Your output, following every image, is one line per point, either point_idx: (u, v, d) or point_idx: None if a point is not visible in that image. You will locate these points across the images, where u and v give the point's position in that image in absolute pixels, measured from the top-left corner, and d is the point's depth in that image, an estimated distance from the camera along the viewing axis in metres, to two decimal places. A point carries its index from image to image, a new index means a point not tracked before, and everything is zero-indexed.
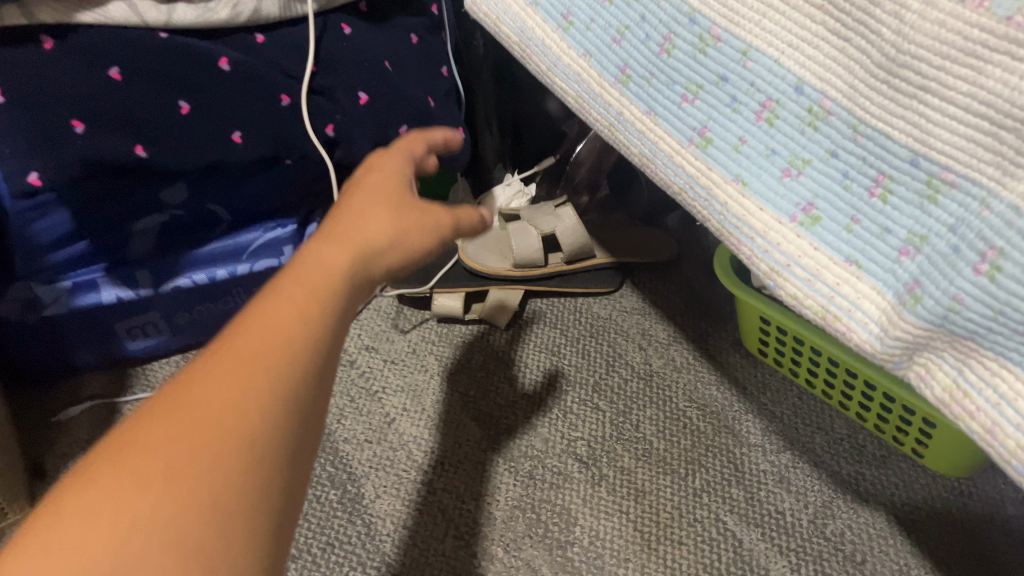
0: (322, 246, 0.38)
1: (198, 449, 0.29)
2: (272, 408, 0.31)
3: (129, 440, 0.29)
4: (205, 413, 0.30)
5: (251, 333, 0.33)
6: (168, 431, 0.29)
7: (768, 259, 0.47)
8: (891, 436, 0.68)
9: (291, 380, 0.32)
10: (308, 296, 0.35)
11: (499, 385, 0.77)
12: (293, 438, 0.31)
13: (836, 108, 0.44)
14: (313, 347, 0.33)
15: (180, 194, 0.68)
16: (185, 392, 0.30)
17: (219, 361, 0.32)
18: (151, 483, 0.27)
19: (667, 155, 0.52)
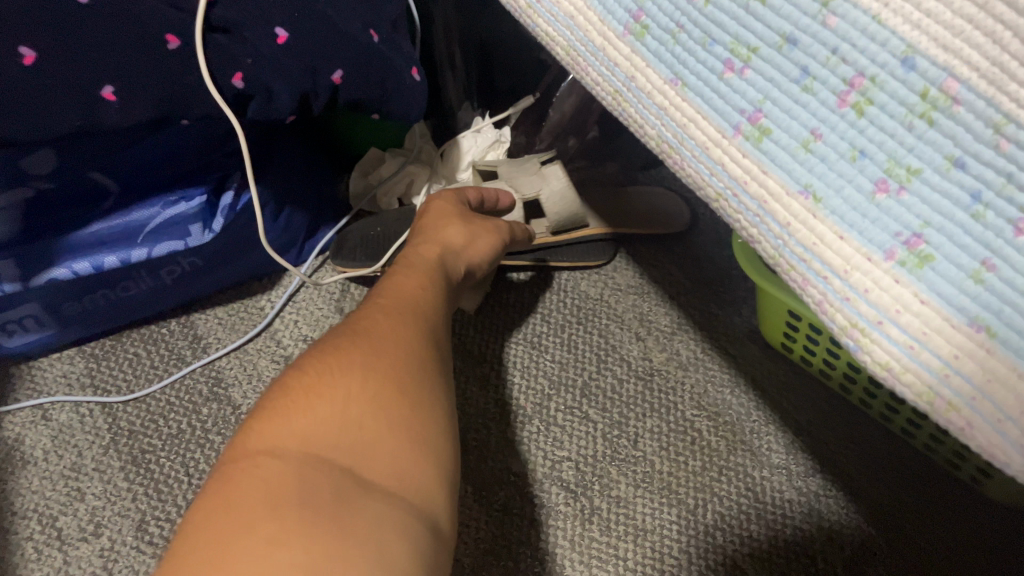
0: (379, 319, 0.42)
1: (350, 417, 0.33)
2: (406, 385, 0.36)
3: (270, 428, 0.33)
4: (348, 397, 0.34)
5: (365, 340, 0.38)
6: (310, 416, 0.33)
7: (845, 309, 0.33)
8: (944, 460, 0.56)
9: (415, 381, 0.37)
10: (401, 323, 0.42)
11: (467, 389, 0.63)
12: (433, 413, 0.36)
13: (965, 93, 0.29)
14: (417, 351, 0.40)
15: (44, 164, 0.51)
16: (315, 363, 0.36)
17: (317, 390, 0.34)
18: (313, 455, 0.31)
19: (701, 146, 0.37)
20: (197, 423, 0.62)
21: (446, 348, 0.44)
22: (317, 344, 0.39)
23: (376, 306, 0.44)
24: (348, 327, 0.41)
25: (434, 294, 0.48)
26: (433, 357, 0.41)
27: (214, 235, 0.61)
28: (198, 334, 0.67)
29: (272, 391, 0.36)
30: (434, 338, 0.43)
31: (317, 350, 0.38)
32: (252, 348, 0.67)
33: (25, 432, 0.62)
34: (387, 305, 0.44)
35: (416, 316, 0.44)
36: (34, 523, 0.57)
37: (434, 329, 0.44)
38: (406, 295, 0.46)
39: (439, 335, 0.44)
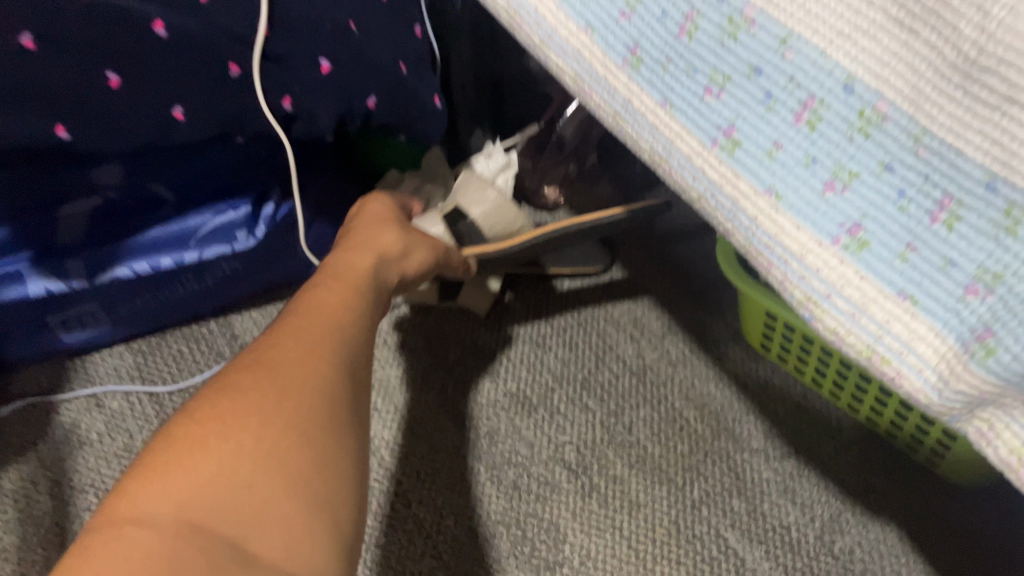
0: (288, 342, 0.45)
1: (244, 472, 0.36)
2: (303, 438, 0.39)
3: (149, 489, 0.34)
4: (241, 454, 0.37)
5: (269, 381, 0.41)
6: (198, 473, 0.35)
7: (804, 286, 0.40)
8: (903, 442, 0.63)
9: (312, 432, 0.40)
10: (312, 358, 0.44)
11: (479, 382, 0.70)
12: (330, 467, 0.39)
13: (894, 112, 0.37)
14: (322, 393, 0.42)
15: (113, 173, 0.59)
16: (212, 413, 0.38)
17: (206, 442, 0.37)
18: (188, 519, 0.33)
19: (685, 156, 0.45)
20: None
21: (360, 383, 0.46)
22: (213, 388, 0.41)
23: (290, 333, 0.46)
24: (254, 361, 0.43)
25: (355, 314, 0.50)
26: (339, 395, 0.43)
27: (258, 240, 0.69)
28: (235, 333, 0.75)
29: (160, 442, 0.37)
30: (346, 367, 0.45)
31: (217, 391, 0.40)
32: None
33: (81, 417, 0.69)
34: (308, 331, 0.46)
35: (329, 345, 0.46)
36: (92, 496, 0.64)
37: (345, 357, 0.46)
38: (322, 312, 0.49)
39: (351, 365, 0.46)
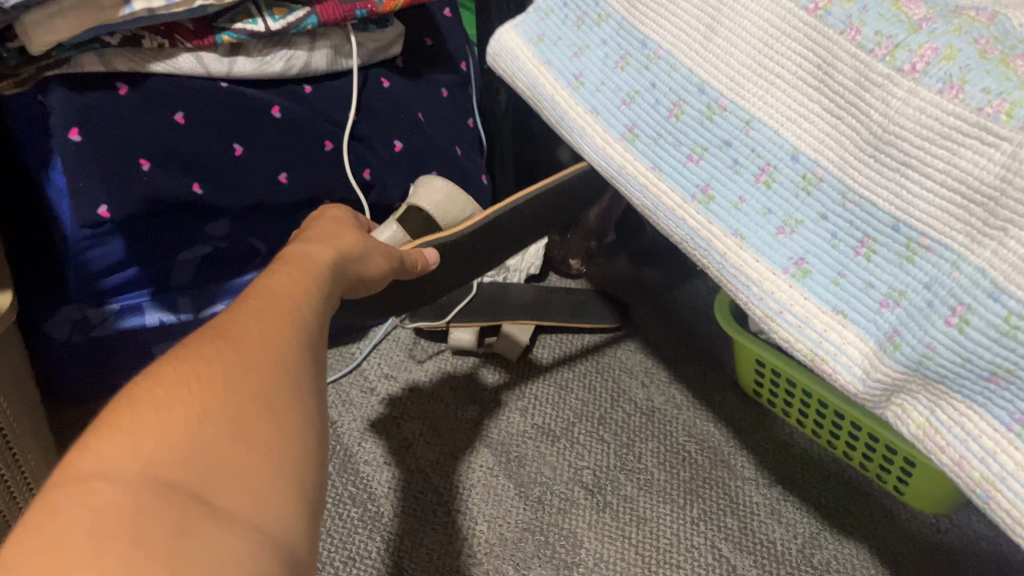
0: (239, 335, 0.36)
1: (204, 435, 0.29)
2: (264, 413, 0.32)
3: (105, 443, 0.28)
4: (205, 413, 0.30)
5: (257, 310, 0.39)
6: (156, 434, 0.29)
7: (763, 305, 0.52)
8: (875, 474, 0.72)
9: (266, 407, 0.33)
10: (269, 331, 0.37)
11: (511, 416, 0.82)
12: (293, 439, 0.33)
13: (827, 176, 0.50)
14: (283, 367, 0.36)
15: (223, 227, 0.74)
16: (167, 379, 0.31)
17: (161, 402, 0.30)
18: (156, 473, 0.27)
19: (670, 209, 0.58)
20: None
21: (315, 365, 0.39)
22: (167, 358, 0.34)
23: (262, 293, 0.41)
24: (240, 295, 0.41)
25: (313, 297, 0.44)
26: (301, 365, 0.37)
27: None
28: None
29: (109, 410, 0.30)
30: (308, 338, 0.40)
31: (168, 360, 0.33)
32: (346, 381, 0.86)
33: None
34: (257, 303, 0.40)
35: (285, 324, 0.39)
36: None
37: (310, 330, 0.41)
38: (278, 306, 0.40)
39: (308, 341, 0.40)
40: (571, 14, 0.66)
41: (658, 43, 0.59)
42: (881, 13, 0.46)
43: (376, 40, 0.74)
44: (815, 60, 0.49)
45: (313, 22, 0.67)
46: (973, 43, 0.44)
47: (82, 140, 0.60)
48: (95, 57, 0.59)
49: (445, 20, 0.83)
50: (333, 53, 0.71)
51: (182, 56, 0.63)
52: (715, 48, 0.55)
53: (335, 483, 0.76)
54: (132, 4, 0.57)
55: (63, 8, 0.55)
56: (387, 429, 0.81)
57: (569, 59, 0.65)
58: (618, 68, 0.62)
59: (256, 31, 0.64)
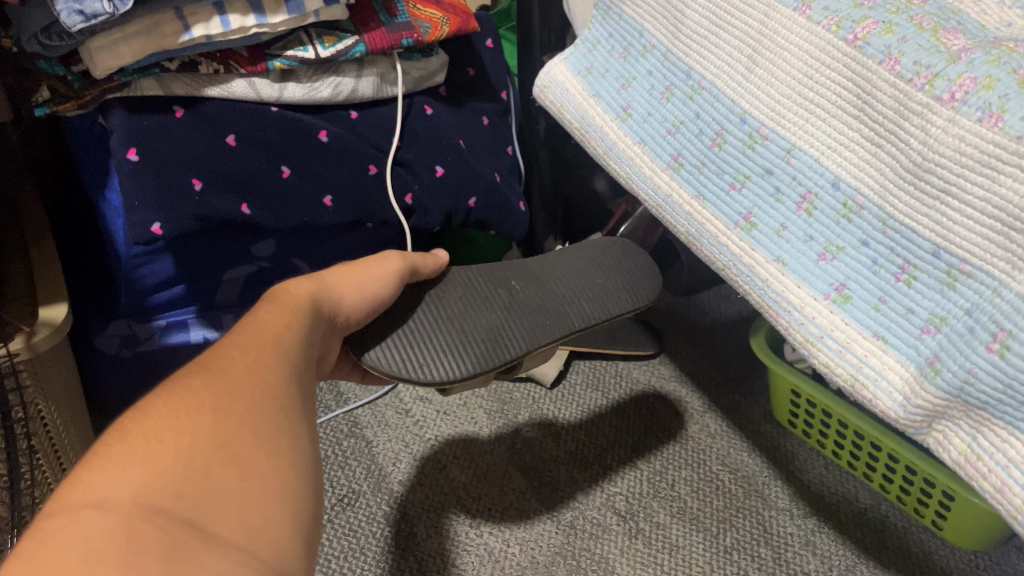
0: (229, 364, 0.38)
1: (195, 464, 0.31)
2: (254, 438, 0.34)
3: (100, 474, 0.30)
4: (194, 442, 0.32)
5: (242, 344, 0.40)
6: (147, 464, 0.30)
7: (804, 330, 0.53)
8: (911, 508, 0.71)
9: (256, 432, 0.34)
10: (255, 365, 0.39)
11: (544, 441, 0.83)
12: (286, 460, 0.34)
13: (867, 203, 0.51)
14: (271, 396, 0.37)
15: (269, 247, 0.75)
16: (158, 411, 0.33)
17: (152, 431, 0.32)
18: (145, 503, 0.29)
19: (713, 236, 0.59)
20: (339, 451, 0.82)
21: (306, 394, 0.41)
22: (158, 390, 0.35)
23: (250, 329, 0.43)
24: (230, 330, 0.43)
25: (299, 329, 0.45)
26: (289, 393, 0.39)
27: None
28: (341, 391, 0.89)
29: (101, 442, 0.32)
30: (297, 368, 0.42)
31: (161, 392, 0.35)
32: (382, 403, 0.87)
33: None
34: (244, 339, 0.41)
35: (277, 355, 0.41)
36: None
37: (296, 361, 0.42)
38: (267, 337, 0.42)
39: (296, 372, 0.41)
40: (618, 47, 0.69)
41: (701, 74, 0.60)
42: (920, 43, 0.47)
43: (421, 68, 0.79)
44: (854, 89, 0.50)
45: (361, 50, 0.70)
46: (1012, 73, 0.44)
47: (138, 161, 0.62)
48: (154, 81, 0.63)
49: (486, 51, 0.87)
50: (378, 80, 0.75)
51: (236, 81, 0.67)
52: (757, 79, 0.56)
53: (369, 502, 0.77)
54: (191, 31, 0.60)
55: (127, 34, 0.58)
56: (422, 450, 0.82)
57: (617, 91, 0.67)
58: (663, 98, 0.63)
59: (306, 58, 0.68)
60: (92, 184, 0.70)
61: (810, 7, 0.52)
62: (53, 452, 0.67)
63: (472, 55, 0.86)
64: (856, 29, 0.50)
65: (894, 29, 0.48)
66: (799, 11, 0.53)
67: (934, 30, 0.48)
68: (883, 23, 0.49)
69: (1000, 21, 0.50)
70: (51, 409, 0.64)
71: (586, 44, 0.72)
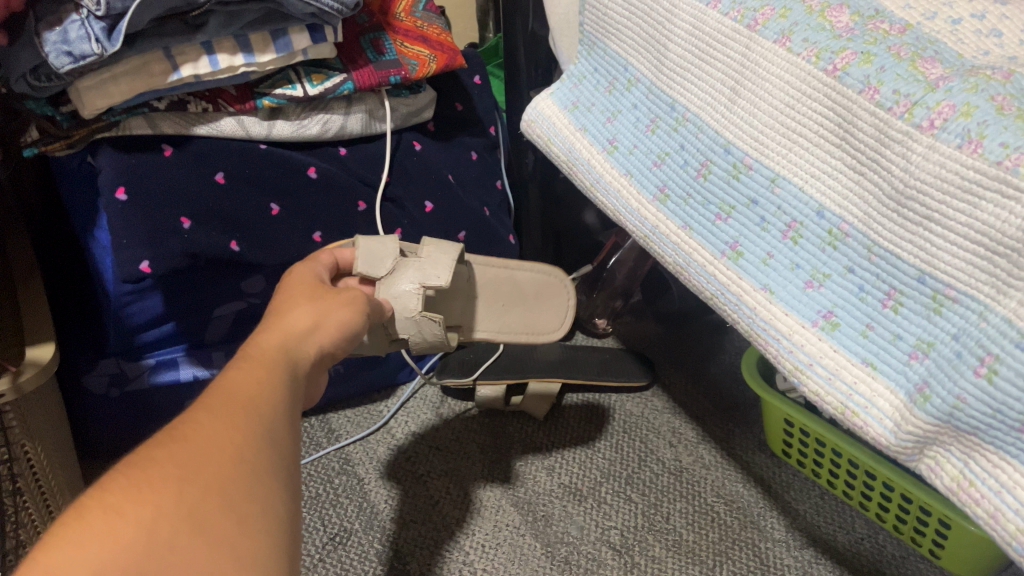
0: (208, 420, 0.36)
1: (157, 540, 0.30)
2: (222, 509, 0.32)
3: (58, 555, 0.28)
4: (158, 516, 0.30)
5: (225, 395, 0.39)
6: (107, 543, 0.29)
7: (793, 358, 0.53)
8: (909, 538, 0.71)
9: (227, 499, 0.33)
10: (228, 424, 0.36)
11: (538, 474, 0.82)
12: (255, 528, 0.33)
13: (852, 231, 0.51)
14: (241, 455, 0.35)
15: (258, 283, 0.76)
16: (123, 480, 0.32)
17: (114, 503, 0.30)
18: None
19: (700, 265, 0.60)
20: (330, 489, 0.81)
21: (285, 446, 0.38)
22: (122, 462, 0.33)
23: (224, 383, 0.40)
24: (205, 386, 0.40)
25: (277, 381, 0.43)
26: (266, 449, 0.37)
27: None
28: (331, 427, 0.88)
29: (63, 520, 0.30)
30: (281, 419, 0.40)
31: (134, 457, 0.34)
32: (373, 439, 0.86)
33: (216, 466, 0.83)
34: (218, 396, 0.39)
35: (263, 404, 0.39)
36: None
37: (276, 409, 0.40)
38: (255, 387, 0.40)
39: (275, 421, 0.39)
40: (603, 81, 0.69)
41: (685, 106, 0.61)
42: (899, 73, 0.48)
43: (409, 105, 0.80)
44: (836, 118, 0.50)
45: (349, 87, 0.71)
46: (990, 100, 0.44)
47: (127, 200, 0.63)
48: (142, 120, 0.64)
49: (475, 86, 0.88)
50: (367, 117, 0.76)
51: (224, 119, 0.67)
52: (739, 109, 0.57)
53: (361, 540, 0.76)
54: (180, 71, 0.61)
55: (116, 73, 0.59)
56: (414, 487, 0.81)
57: (603, 124, 0.68)
58: (648, 130, 0.64)
59: (294, 96, 0.68)
60: (81, 224, 0.70)
61: (790, 39, 0.53)
62: (40, 494, 0.66)
63: (461, 90, 0.87)
64: (835, 60, 0.50)
65: (872, 59, 0.49)
66: (780, 42, 0.53)
67: (911, 59, 0.48)
68: (861, 54, 0.49)
69: (977, 49, 0.50)
70: (36, 449, 0.64)
71: (572, 79, 0.73)
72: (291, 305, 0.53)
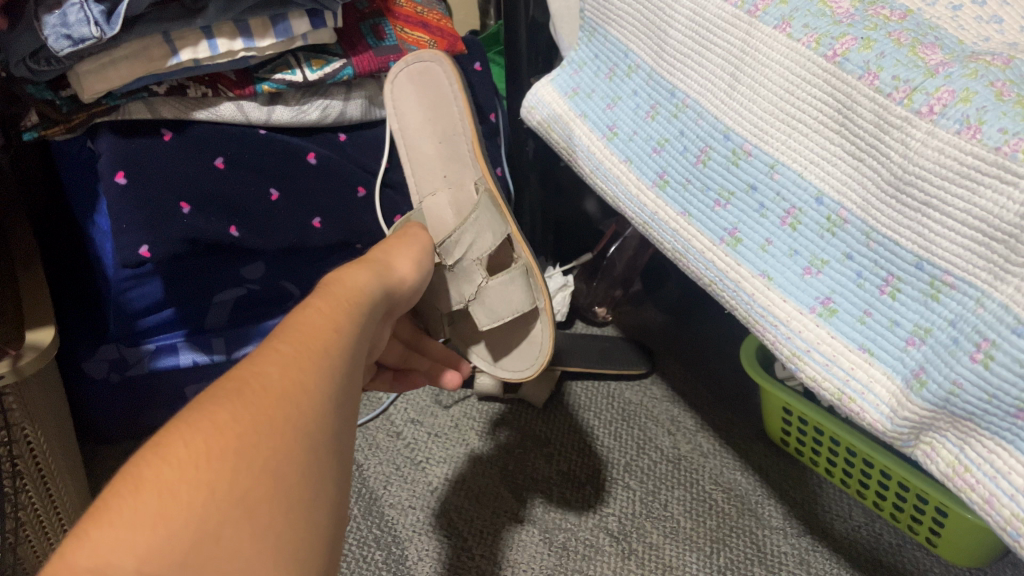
0: (288, 354, 0.38)
1: (206, 526, 0.30)
2: (274, 494, 0.32)
3: (166, 452, 0.31)
4: (211, 499, 0.30)
5: (293, 342, 0.39)
6: (160, 528, 0.29)
7: (791, 344, 0.53)
8: (906, 526, 0.71)
9: (285, 488, 0.33)
10: (307, 357, 0.39)
11: (536, 462, 0.82)
12: (320, 459, 0.36)
13: (851, 217, 0.51)
14: (303, 429, 0.35)
15: (258, 270, 0.76)
16: (221, 398, 0.34)
17: (211, 414, 0.33)
18: (202, 480, 0.31)
19: (699, 252, 0.60)
20: None
21: (344, 392, 0.40)
22: (207, 400, 0.34)
23: (297, 324, 0.41)
24: (279, 325, 0.41)
25: (346, 336, 0.43)
26: (325, 431, 0.37)
27: None
28: None
29: (119, 487, 0.30)
30: (340, 395, 0.39)
31: (238, 373, 0.36)
32: (371, 426, 0.86)
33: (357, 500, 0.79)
34: (289, 352, 0.38)
35: (340, 339, 0.42)
36: None
37: (339, 374, 0.40)
38: (330, 324, 0.42)
39: (339, 385, 0.39)
40: (603, 68, 0.69)
41: (685, 92, 0.61)
42: (898, 58, 0.47)
43: (409, 91, 0.80)
44: (835, 104, 0.50)
45: (348, 73, 0.71)
46: (989, 86, 0.44)
47: (127, 184, 0.63)
48: (143, 105, 0.64)
49: (475, 74, 0.88)
50: (367, 103, 0.77)
51: (224, 104, 0.67)
52: (740, 96, 0.56)
53: (360, 526, 0.76)
54: (179, 55, 0.61)
55: (115, 58, 0.59)
56: (412, 472, 0.81)
57: (602, 111, 0.68)
58: (648, 117, 0.64)
59: (293, 82, 0.68)
60: (81, 208, 0.70)
61: (790, 25, 0.53)
62: (40, 478, 0.66)
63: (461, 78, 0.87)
64: (835, 46, 0.50)
65: (872, 45, 0.48)
66: (780, 28, 0.53)
67: (911, 45, 0.48)
68: (861, 40, 0.49)
69: (978, 36, 0.50)
70: (36, 432, 0.64)
71: (572, 65, 0.73)
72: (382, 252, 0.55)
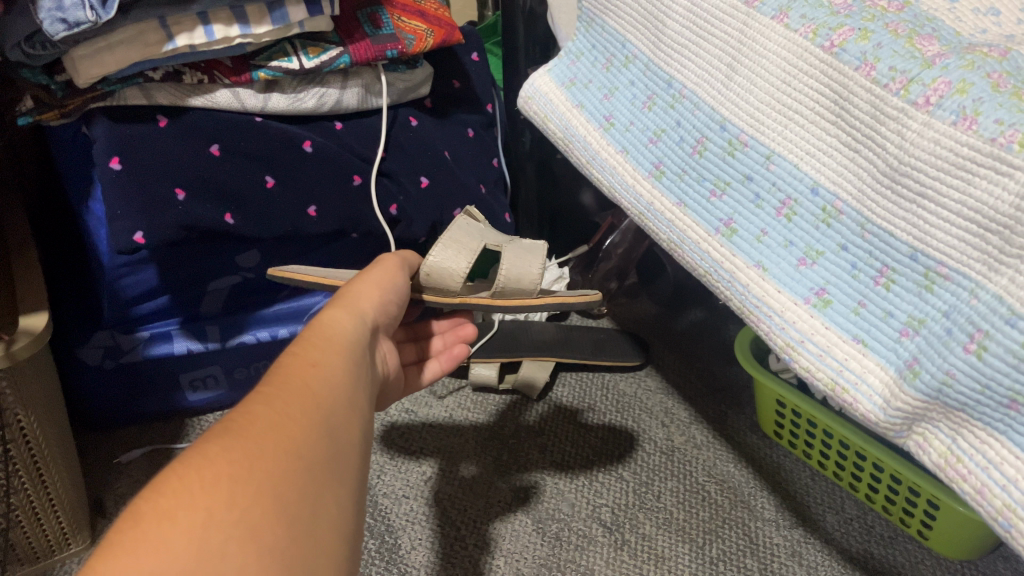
0: (278, 393, 0.38)
1: (209, 544, 0.30)
2: (277, 512, 0.32)
3: (163, 488, 0.31)
4: (211, 521, 0.30)
5: (283, 379, 0.40)
6: (163, 551, 0.29)
7: (785, 335, 0.53)
8: (898, 519, 0.71)
9: (287, 508, 0.33)
10: (299, 391, 0.39)
11: (530, 451, 0.82)
12: (319, 482, 0.36)
13: (846, 208, 0.51)
14: (297, 453, 0.35)
15: (253, 258, 0.76)
16: (218, 435, 0.34)
17: (208, 450, 0.33)
18: (202, 508, 0.31)
19: (694, 242, 0.60)
20: None
21: (338, 409, 0.40)
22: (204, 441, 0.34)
23: (288, 360, 0.42)
24: (274, 367, 0.42)
25: (331, 366, 0.43)
26: (320, 452, 0.37)
27: None
28: None
29: (119, 522, 0.30)
30: (337, 418, 0.40)
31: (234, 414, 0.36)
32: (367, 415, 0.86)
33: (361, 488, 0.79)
34: (272, 390, 0.39)
35: (328, 368, 0.42)
36: None
37: (327, 396, 0.40)
38: (314, 356, 0.43)
39: (327, 404, 0.40)
40: (601, 58, 0.69)
41: (682, 83, 0.61)
42: (895, 49, 0.47)
43: (406, 80, 0.80)
44: (831, 95, 0.50)
45: (345, 61, 0.71)
46: (985, 77, 0.44)
47: (122, 169, 0.63)
48: (138, 90, 0.64)
49: (472, 64, 0.89)
50: (363, 92, 0.76)
51: (220, 91, 0.67)
52: (736, 87, 0.57)
53: None
54: (176, 41, 0.61)
55: (111, 42, 0.59)
56: (406, 462, 0.81)
57: (600, 101, 0.68)
58: (644, 107, 0.64)
59: (290, 69, 0.68)
60: (75, 194, 0.70)
61: (787, 15, 0.53)
62: (32, 466, 0.66)
63: (458, 67, 0.87)
64: (832, 37, 0.50)
65: (869, 36, 0.49)
66: (778, 19, 0.53)
67: (908, 36, 0.48)
68: (858, 31, 0.49)
69: (975, 28, 0.50)
70: (31, 420, 0.63)
71: (569, 56, 0.73)
72: (360, 280, 0.55)
